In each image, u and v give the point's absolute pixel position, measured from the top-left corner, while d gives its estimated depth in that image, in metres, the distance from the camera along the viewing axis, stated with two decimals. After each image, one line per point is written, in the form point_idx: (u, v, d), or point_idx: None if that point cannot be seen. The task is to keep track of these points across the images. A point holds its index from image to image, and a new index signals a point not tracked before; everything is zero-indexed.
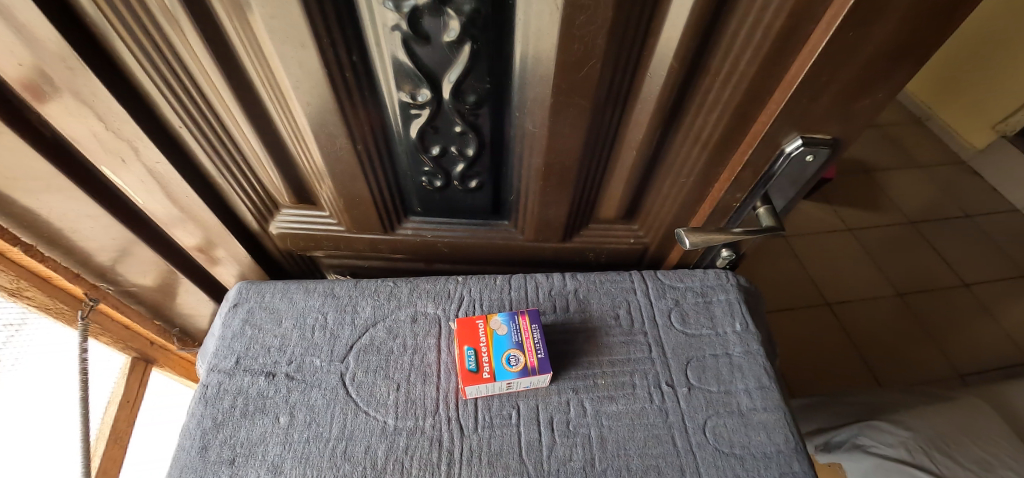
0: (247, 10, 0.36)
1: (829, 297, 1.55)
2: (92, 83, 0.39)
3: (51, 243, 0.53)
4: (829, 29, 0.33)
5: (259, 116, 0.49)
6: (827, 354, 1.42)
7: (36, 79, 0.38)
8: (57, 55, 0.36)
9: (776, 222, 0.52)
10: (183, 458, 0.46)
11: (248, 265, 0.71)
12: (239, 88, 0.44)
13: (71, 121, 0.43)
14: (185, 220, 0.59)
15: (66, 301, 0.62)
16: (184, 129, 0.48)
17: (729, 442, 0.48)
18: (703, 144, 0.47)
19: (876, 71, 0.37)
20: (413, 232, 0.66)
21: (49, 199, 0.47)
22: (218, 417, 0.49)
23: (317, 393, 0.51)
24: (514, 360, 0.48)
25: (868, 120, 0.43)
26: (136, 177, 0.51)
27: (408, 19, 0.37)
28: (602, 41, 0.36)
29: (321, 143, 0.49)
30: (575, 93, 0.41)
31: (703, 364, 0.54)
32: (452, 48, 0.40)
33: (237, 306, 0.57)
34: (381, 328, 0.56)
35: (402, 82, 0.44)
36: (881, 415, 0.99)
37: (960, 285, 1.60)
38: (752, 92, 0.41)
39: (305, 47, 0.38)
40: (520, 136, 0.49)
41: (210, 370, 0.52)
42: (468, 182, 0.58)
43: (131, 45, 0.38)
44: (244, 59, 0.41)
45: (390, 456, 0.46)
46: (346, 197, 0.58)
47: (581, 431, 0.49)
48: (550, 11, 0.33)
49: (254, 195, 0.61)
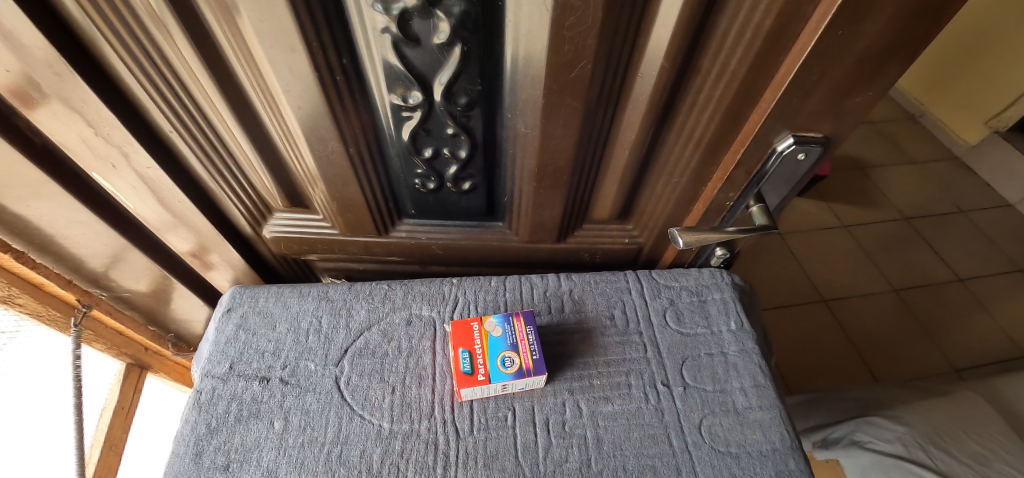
0: (235, 14, 0.35)
1: (826, 294, 1.55)
2: (80, 89, 0.39)
3: (42, 250, 0.52)
4: (819, 27, 0.33)
5: (250, 120, 0.48)
6: (824, 350, 1.42)
7: (23, 85, 0.38)
8: (44, 61, 0.36)
9: (769, 221, 0.52)
10: (177, 465, 0.46)
11: (243, 269, 0.70)
12: (230, 93, 0.44)
13: (60, 127, 0.42)
14: (178, 225, 0.59)
15: (58, 308, 0.61)
16: (174, 133, 0.48)
17: (725, 441, 0.48)
18: (696, 143, 0.48)
19: (867, 70, 0.37)
20: (408, 235, 0.65)
21: (39, 206, 0.47)
22: (212, 422, 0.49)
23: (312, 397, 0.50)
24: (509, 362, 0.48)
25: (859, 118, 0.43)
26: (127, 183, 0.51)
27: (398, 21, 0.37)
28: (592, 41, 0.36)
29: (313, 147, 0.49)
30: (567, 94, 0.41)
31: (699, 363, 0.54)
32: (442, 50, 0.40)
33: (230, 311, 0.57)
34: (376, 331, 0.56)
35: (393, 84, 0.44)
36: (878, 410, 1.00)
37: (954, 280, 1.61)
38: (743, 92, 0.41)
39: (295, 51, 0.37)
40: (512, 138, 0.49)
41: (204, 376, 0.52)
42: (461, 184, 0.58)
43: (119, 49, 0.38)
44: (234, 63, 0.41)
45: (386, 459, 0.46)
46: (339, 200, 0.57)
47: (577, 432, 0.49)
48: (540, 12, 0.33)
49: (247, 199, 0.60)
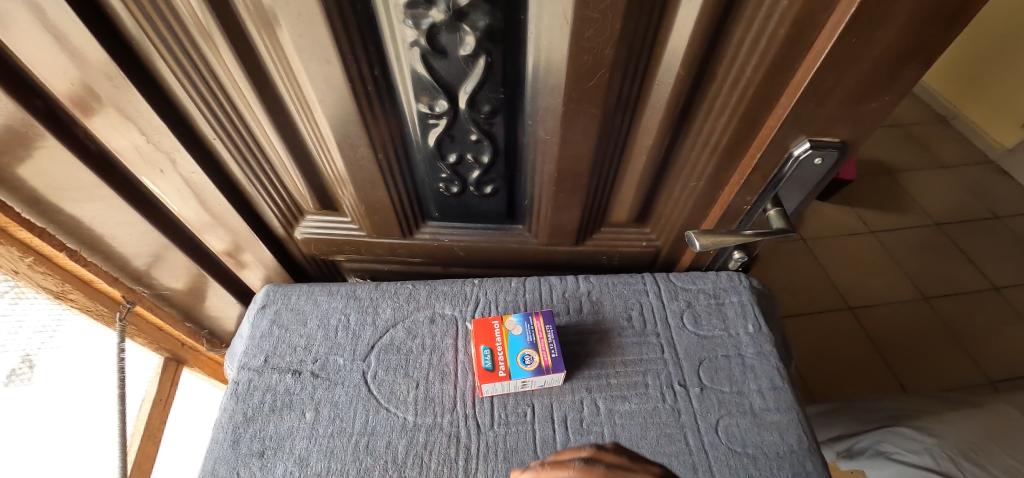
0: (276, 28, 0.38)
1: (851, 301, 1.52)
2: (136, 99, 0.43)
3: (92, 249, 0.56)
4: (832, 35, 0.34)
5: (286, 127, 0.52)
6: (850, 360, 1.39)
7: (85, 97, 0.42)
8: (105, 75, 0.40)
9: (787, 224, 0.52)
10: (217, 450, 0.49)
11: (274, 269, 0.74)
12: (268, 101, 0.47)
13: (115, 134, 0.46)
14: (216, 226, 0.62)
15: (105, 304, 0.66)
16: (217, 140, 0.51)
17: (741, 442, 0.49)
18: (712, 148, 0.49)
19: (882, 77, 0.38)
20: (431, 237, 0.68)
21: (91, 207, 0.51)
22: (249, 412, 0.52)
23: (341, 390, 0.53)
24: (529, 359, 0.50)
25: (877, 122, 0.43)
26: (172, 186, 0.54)
27: (426, 35, 0.39)
28: (611, 51, 0.37)
29: (344, 153, 0.52)
30: (585, 101, 0.43)
31: (716, 365, 0.55)
32: (467, 61, 0.42)
33: (265, 307, 0.60)
34: (400, 328, 0.58)
35: (420, 93, 0.46)
36: (904, 421, 0.97)
37: (989, 288, 1.55)
38: (759, 98, 0.42)
39: (330, 63, 0.40)
40: (532, 143, 0.51)
41: (241, 368, 0.55)
42: (483, 188, 0.60)
43: (170, 63, 0.41)
44: (273, 73, 0.44)
45: (410, 450, 0.48)
46: (367, 203, 0.60)
47: (594, 430, 0.50)
48: (560, 24, 0.35)
49: (281, 202, 0.64)
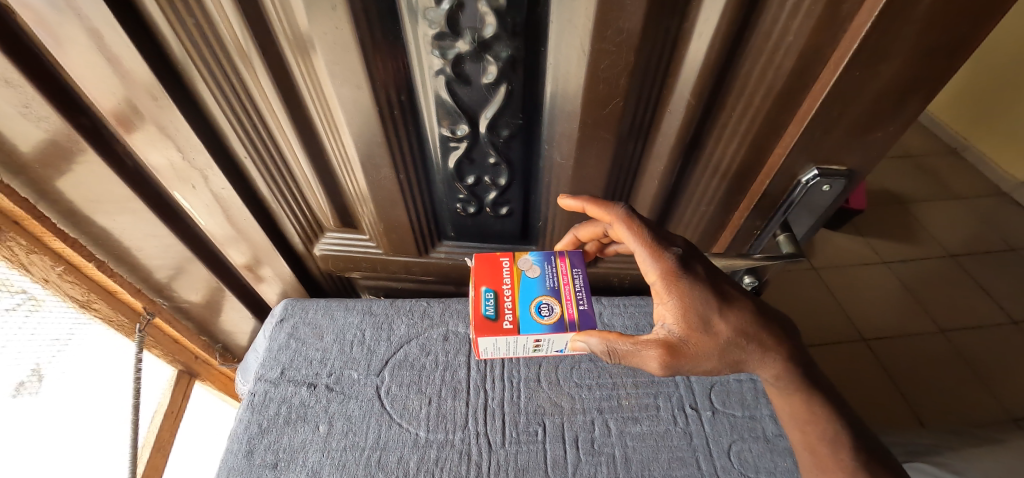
0: (311, 54, 0.42)
1: (865, 332, 1.49)
2: (176, 118, 0.46)
3: (119, 259, 0.59)
4: (837, 68, 0.36)
5: (313, 146, 0.54)
6: (866, 393, 1.35)
7: (130, 115, 0.45)
8: (151, 96, 0.43)
9: (796, 249, 0.52)
10: (231, 461, 0.49)
11: (291, 283, 0.76)
12: (299, 122, 0.50)
13: (153, 151, 0.50)
14: (238, 240, 0.65)
15: (126, 313, 0.67)
16: (247, 158, 0.54)
17: (754, 468, 0.48)
18: (722, 175, 0.50)
19: (888, 106, 0.40)
20: (446, 255, 0.70)
21: (123, 219, 0.54)
22: (263, 423, 0.52)
23: (354, 404, 0.54)
24: (546, 309, 0.42)
25: (885, 151, 0.45)
26: (201, 201, 0.57)
27: (452, 64, 0.42)
28: (625, 81, 0.40)
29: (367, 172, 0.54)
30: (601, 127, 0.45)
31: (727, 388, 0.55)
32: (489, 88, 0.45)
33: (283, 320, 0.62)
34: (414, 345, 0.59)
35: (442, 118, 0.49)
36: (923, 457, 0.94)
37: (1007, 322, 1.52)
38: (767, 126, 0.44)
39: (361, 88, 0.43)
40: (547, 167, 0.53)
41: (257, 379, 0.56)
42: (499, 209, 0.62)
43: (212, 86, 0.44)
44: (305, 96, 0.47)
45: (422, 466, 0.48)
46: (386, 221, 0.62)
47: (605, 451, 0.50)
48: (577, 55, 0.38)
49: (302, 217, 0.66)
